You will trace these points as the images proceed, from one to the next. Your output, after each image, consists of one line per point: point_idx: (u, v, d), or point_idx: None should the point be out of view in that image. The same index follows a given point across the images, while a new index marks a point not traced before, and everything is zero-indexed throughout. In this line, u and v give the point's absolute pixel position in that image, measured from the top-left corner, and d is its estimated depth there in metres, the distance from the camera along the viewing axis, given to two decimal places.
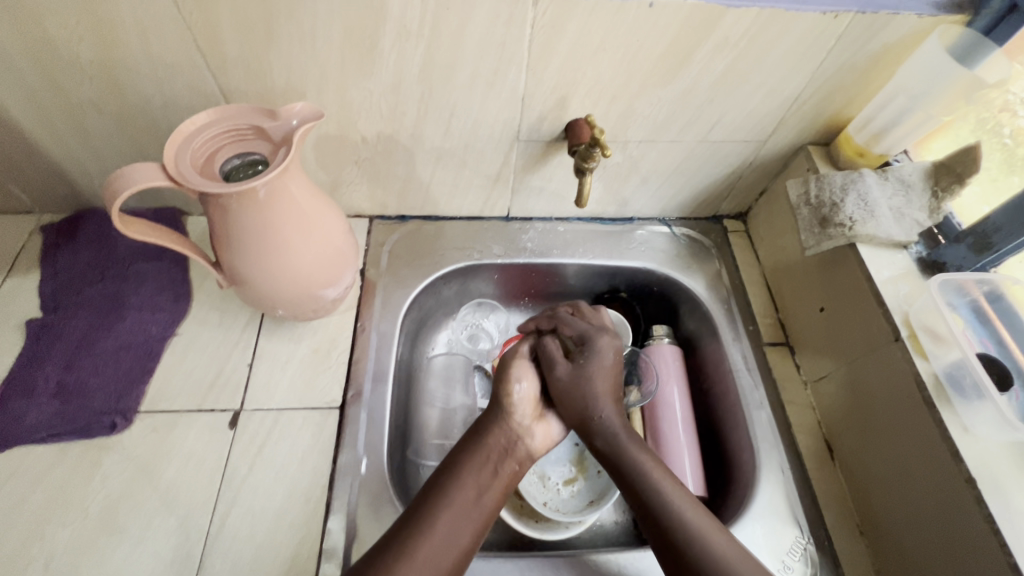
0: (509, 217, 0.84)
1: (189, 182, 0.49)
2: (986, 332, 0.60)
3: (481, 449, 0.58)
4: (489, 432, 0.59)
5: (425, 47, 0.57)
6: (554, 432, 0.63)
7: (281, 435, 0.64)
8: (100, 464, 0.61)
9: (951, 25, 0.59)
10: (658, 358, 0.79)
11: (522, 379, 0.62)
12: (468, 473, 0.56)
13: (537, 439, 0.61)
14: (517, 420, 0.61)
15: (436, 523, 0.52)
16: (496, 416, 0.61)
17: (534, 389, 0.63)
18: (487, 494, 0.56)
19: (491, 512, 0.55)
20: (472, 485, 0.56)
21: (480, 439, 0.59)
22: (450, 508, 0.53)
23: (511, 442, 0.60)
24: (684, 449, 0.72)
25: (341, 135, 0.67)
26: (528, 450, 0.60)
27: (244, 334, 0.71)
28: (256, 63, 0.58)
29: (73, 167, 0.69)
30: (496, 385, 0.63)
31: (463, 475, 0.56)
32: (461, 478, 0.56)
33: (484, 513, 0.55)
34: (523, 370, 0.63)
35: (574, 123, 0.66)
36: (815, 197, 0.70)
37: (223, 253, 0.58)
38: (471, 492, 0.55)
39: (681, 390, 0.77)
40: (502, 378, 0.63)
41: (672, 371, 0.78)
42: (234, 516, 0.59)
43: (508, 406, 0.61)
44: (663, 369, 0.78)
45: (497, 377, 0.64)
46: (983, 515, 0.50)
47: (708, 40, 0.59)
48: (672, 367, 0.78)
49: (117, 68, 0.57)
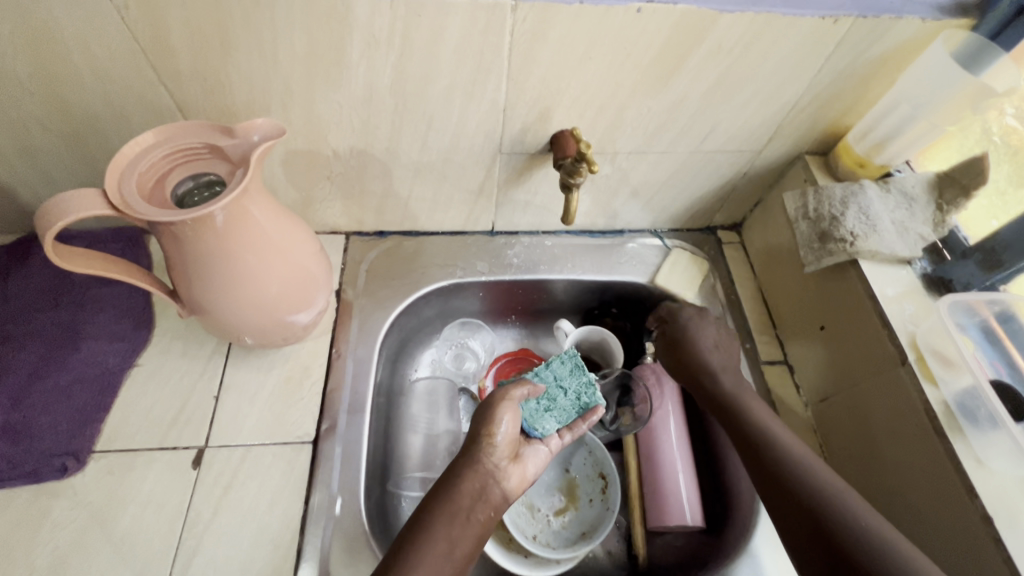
0: (494, 231, 0.80)
1: (134, 211, 0.44)
2: (996, 354, 0.57)
3: (455, 492, 0.53)
4: (463, 473, 0.54)
5: (396, 57, 0.53)
6: (530, 475, 0.58)
7: (249, 475, 0.60)
8: (49, 512, 0.56)
9: (957, 29, 0.55)
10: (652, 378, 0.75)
11: (505, 420, 0.57)
12: (441, 523, 0.52)
13: (512, 482, 0.56)
14: (498, 460, 0.56)
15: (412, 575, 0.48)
16: (470, 453, 0.56)
17: (513, 430, 0.58)
18: (460, 540, 0.52)
19: (463, 562, 0.51)
20: (445, 535, 0.51)
21: (454, 479, 0.54)
22: (423, 556, 0.49)
23: (487, 482, 0.55)
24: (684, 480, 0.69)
25: (310, 150, 0.63)
26: (503, 493, 0.55)
27: (211, 363, 0.66)
28: (213, 75, 0.53)
29: (20, 186, 0.64)
30: (476, 421, 0.59)
31: (434, 520, 0.52)
32: (434, 522, 0.51)
33: (458, 561, 0.51)
34: (508, 410, 0.58)
35: (560, 135, 0.62)
36: (813, 209, 0.67)
37: (181, 284, 0.54)
38: (443, 543, 0.51)
39: (676, 412, 0.74)
40: (484, 416, 0.58)
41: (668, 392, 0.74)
42: (196, 567, 0.54)
43: (484, 446, 0.56)
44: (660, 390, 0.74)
45: (480, 413, 0.59)
46: (1001, 558, 0.47)
47: (700, 46, 0.55)
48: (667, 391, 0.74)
49: (59, 82, 0.53)
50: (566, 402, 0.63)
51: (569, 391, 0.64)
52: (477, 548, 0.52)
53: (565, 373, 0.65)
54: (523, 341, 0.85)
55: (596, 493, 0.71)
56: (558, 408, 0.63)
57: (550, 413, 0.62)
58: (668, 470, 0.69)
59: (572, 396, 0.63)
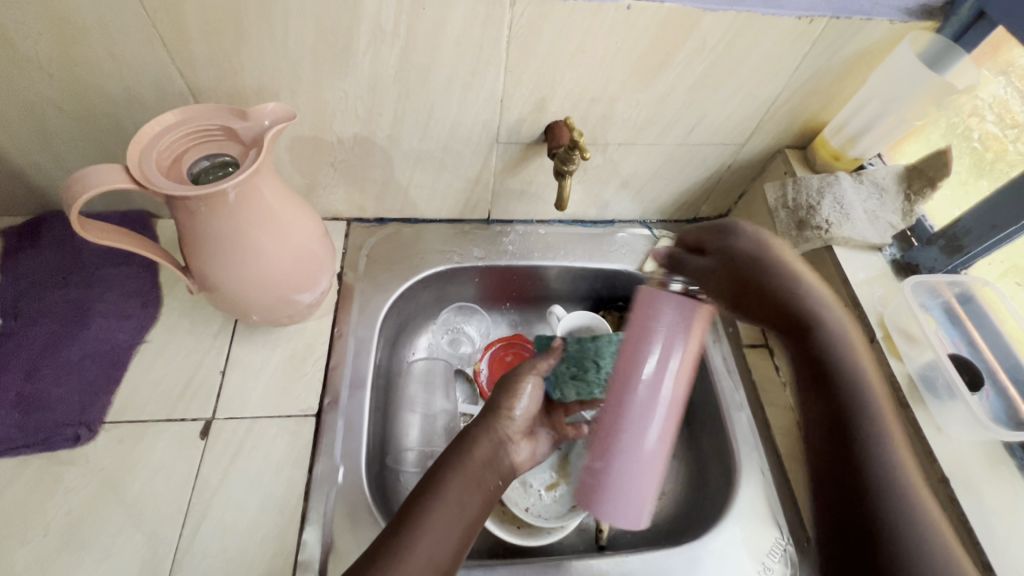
0: (490, 219, 0.84)
1: (154, 184, 0.47)
2: (957, 333, 0.62)
3: (470, 457, 0.55)
4: (477, 441, 0.57)
5: (400, 47, 0.56)
6: (537, 454, 0.62)
7: (254, 445, 0.62)
8: (62, 479, 0.58)
9: (922, 31, 0.60)
10: (669, 302, 0.51)
11: (527, 393, 0.62)
12: (451, 487, 0.53)
13: (520, 456, 0.60)
14: (512, 430, 0.59)
15: (422, 534, 0.49)
16: (485, 424, 0.58)
17: (532, 407, 0.62)
18: (469, 504, 0.53)
19: (471, 526, 0.52)
20: (456, 498, 0.53)
21: (463, 447, 0.56)
22: (432, 515, 0.51)
23: (499, 449, 0.58)
24: (647, 456, 0.52)
25: (315, 136, 0.66)
26: (512, 464, 0.59)
27: (217, 340, 0.69)
28: (226, 62, 0.56)
29: (33, 168, 0.67)
30: (498, 391, 0.62)
31: (446, 480, 0.53)
32: (444, 484, 0.53)
33: (468, 524, 0.52)
34: (532, 381, 0.63)
35: (554, 125, 0.66)
36: (792, 199, 0.70)
37: (192, 259, 0.57)
38: (454, 504, 0.52)
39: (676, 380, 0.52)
40: (508, 388, 0.61)
41: (672, 323, 0.51)
42: (204, 530, 0.57)
43: (507, 415, 0.60)
44: (681, 323, 0.51)
45: (501, 385, 0.63)
46: (956, 514, 0.51)
47: (685, 43, 0.59)
48: (682, 321, 0.51)
49: (79, 66, 0.55)
50: (595, 377, 0.67)
51: (603, 368, 0.67)
52: (482, 513, 0.54)
53: (607, 350, 0.69)
54: (516, 327, 0.89)
55: None
56: (588, 380, 0.67)
57: (575, 381, 0.68)
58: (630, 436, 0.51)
59: (601, 374, 0.67)
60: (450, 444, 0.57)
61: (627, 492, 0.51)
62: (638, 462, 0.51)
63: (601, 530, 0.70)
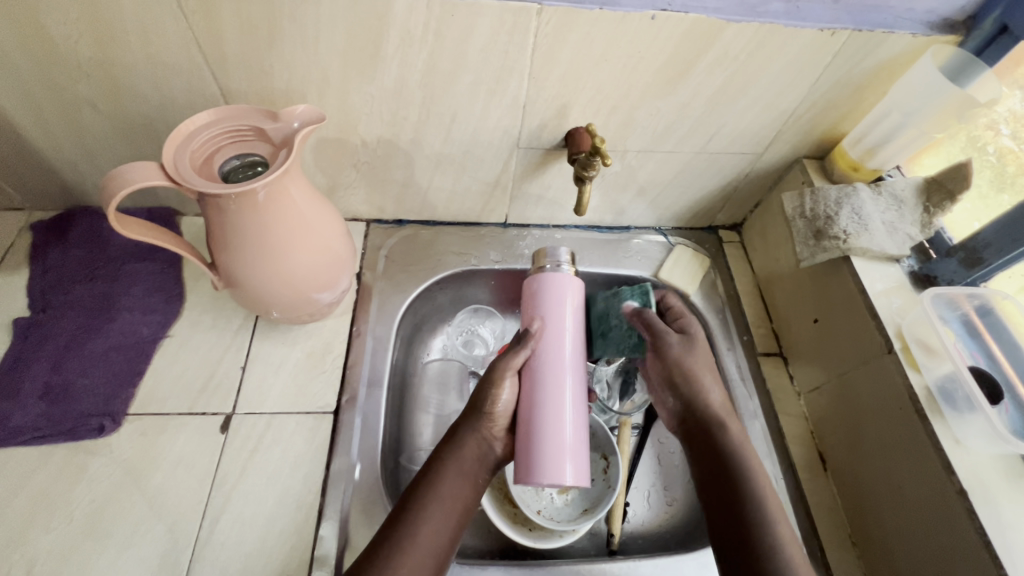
0: (507, 223, 0.85)
1: (188, 182, 0.49)
2: (976, 345, 0.62)
3: (460, 453, 0.56)
4: (463, 438, 0.56)
5: (428, 52, 0.58)
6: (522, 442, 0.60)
7: (273, 440, 0.63)
8: (86, 468, 0.60)
9: (944, 45, 0.60)
10: (530, 281, 0.61)
11: (506, 391, 0.57)
12: (446, 479, 0.54)
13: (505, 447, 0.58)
14: (495, 427, 0.57)
15: (421, 527, 0.51)
16: (471, 422, 0.57)
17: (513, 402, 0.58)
18: (462, 498, 0.54)
19: (462, 518, 0.54)
20: (450, 492, 0.54)
21: (454, 444, 0.56)
22: (429, 508, 0.52)
23: (483, 445, 0.57)
24: (565, 410, 0.54)
25: (340, 138, 0.67)
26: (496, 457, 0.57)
27: (237, 337, 0.70)
28: (257, 64, 0.57)
29: (66, 164, 0.69)
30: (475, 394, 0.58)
31: (443, 474, 0.54)
32: (440, 478, 0.54)
33: (459, 518, 0.53)
34: (510, 379, 0.57)
35: (575, 131, 0.67)
36: (810, 209, 0.71)
37: (219, 256, 0.58)
38: (450, 499, 0.53)
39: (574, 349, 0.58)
40: (484, 385, 0.57)
41: (554, 304, 0.59)
42: (224, 522, 0.58)
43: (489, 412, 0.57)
44: (544, 289, 0.59)
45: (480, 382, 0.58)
46: (975, 528, 0.51)
47: (707, 54, 0.59)
48: (539, 290, 0.60)
49: (116, 67, 0.57)
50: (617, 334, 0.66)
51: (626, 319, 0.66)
52: (475, 504, 0.55)
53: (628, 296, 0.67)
54: None
55: (597, 472, 0.73)
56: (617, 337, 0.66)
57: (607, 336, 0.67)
58: (551, 415, 0.53)
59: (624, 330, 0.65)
60: (443, 438, 0.58)
61: (555, 446, 0.52)
62: (558, 418, 0.53)
63: (612, 535, 0.70)
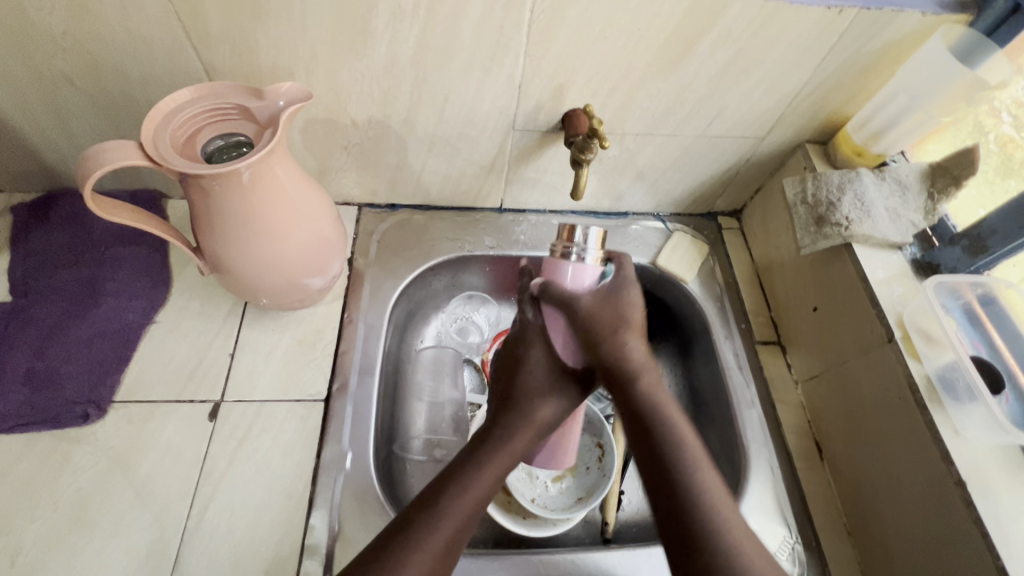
0: (502, 208, 0.83)
1: (167, 161, 0.47)
2: (978, 334, 0.61)
3: (511, 444, 0.52)
4: (515, 429, 0.53)
5: (420, 28, 0.55)
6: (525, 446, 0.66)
7: (263, 428, 0.62)
8: (72, 457, 0.58)
9: (954, 25, 0.59)
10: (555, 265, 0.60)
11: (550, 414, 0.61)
12: (492, 464, 0.50)
13: None
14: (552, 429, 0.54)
15: (442, 523, 0.46)
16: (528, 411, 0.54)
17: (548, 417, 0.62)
18: (503, 482, 0.50)
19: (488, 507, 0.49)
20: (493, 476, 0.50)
21: (501, 436, 0.52)
22: (457, 503, 0.47)
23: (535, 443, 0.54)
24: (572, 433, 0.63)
25: (329, 119, 0.65)
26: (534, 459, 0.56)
27: (226, 323, 0.69)
28: (242, 40, 0.55)
29: (44, 144, 0.66)
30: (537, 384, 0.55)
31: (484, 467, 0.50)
32: (479, 474, 0.49)
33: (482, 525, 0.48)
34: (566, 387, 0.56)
35: (572, 113, 0.65)
36: (812, 195, 0.70)
37: (204, 240, 0.56)
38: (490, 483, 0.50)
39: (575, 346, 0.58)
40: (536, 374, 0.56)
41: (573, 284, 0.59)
42: (214, 511, 0.57)
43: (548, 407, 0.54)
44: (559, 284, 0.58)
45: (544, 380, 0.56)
46: (973, 519, 0.51)
47: (710, 31, 0.57)
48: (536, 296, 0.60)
49: (92, 42, 0.54)
50: None
51: None
52: None
53: None
54: None
55: (592, 461, 0.73)
56: None
57: None
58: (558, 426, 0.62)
59: None
60: (510, 408, 0.54)
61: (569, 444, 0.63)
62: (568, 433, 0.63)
63: (606, 523, 0.70)
